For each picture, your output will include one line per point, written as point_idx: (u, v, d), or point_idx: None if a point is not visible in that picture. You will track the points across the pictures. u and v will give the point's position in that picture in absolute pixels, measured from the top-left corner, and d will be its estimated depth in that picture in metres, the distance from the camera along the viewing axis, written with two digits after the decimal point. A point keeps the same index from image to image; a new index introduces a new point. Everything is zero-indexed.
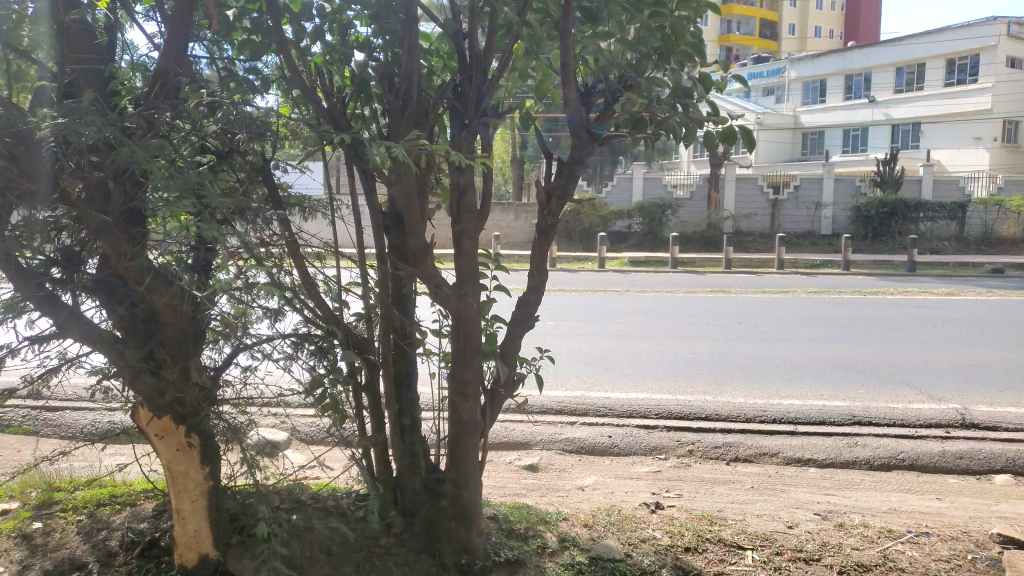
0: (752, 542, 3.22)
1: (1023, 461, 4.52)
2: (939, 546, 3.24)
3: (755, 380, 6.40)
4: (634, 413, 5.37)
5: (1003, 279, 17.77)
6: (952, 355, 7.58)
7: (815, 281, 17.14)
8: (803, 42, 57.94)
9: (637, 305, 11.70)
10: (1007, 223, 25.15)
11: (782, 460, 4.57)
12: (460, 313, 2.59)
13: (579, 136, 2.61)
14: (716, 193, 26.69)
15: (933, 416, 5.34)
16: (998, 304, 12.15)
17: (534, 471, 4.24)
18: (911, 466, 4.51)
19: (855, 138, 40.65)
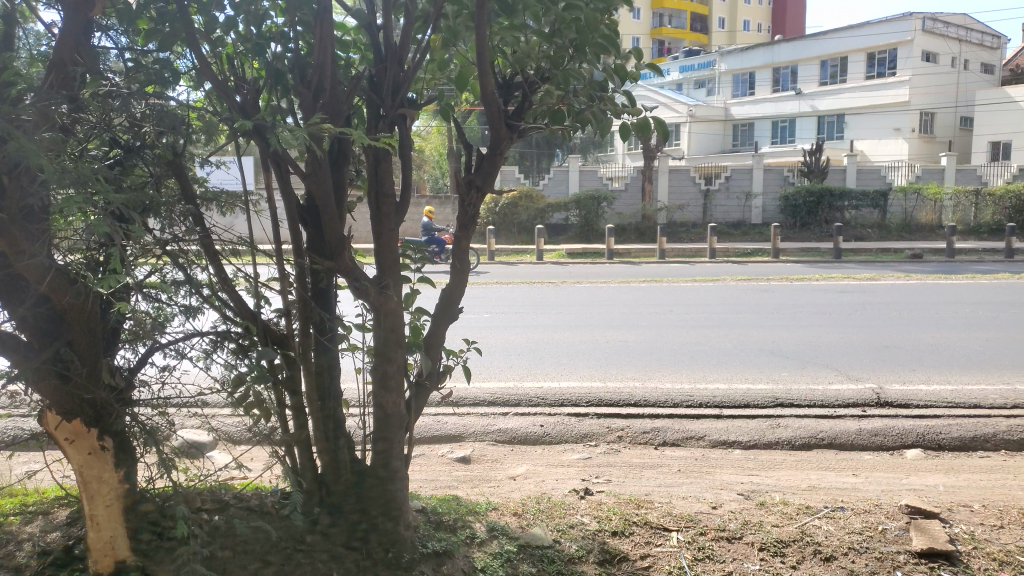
0: (678, 523, 3.31)
1: (932, 435, 4.76)
2: (852, 520, 3.38)
3: (684, 367, 6.55)
4: (565, 401, 5.44)
5: (921, 264, 18.58)
6: (870, 337, 7.92)
7: (747, 270, 17.61)
8: (732, 36, 59.28)
9: (573, 296, 11.83)
10: (925, 210, 26.34)
11: (708, 443, 4.69)
12: (380, 306, 2.56)
13: (497, 128, 2.63)
14: (650, 185, 27.12)
15: (850, 396, 5.56)
16: (919, 288, 12.68)
17: (466, 463, 4.26)
18: (830, 444, 4.69)
19: (783, 129, 41.84)
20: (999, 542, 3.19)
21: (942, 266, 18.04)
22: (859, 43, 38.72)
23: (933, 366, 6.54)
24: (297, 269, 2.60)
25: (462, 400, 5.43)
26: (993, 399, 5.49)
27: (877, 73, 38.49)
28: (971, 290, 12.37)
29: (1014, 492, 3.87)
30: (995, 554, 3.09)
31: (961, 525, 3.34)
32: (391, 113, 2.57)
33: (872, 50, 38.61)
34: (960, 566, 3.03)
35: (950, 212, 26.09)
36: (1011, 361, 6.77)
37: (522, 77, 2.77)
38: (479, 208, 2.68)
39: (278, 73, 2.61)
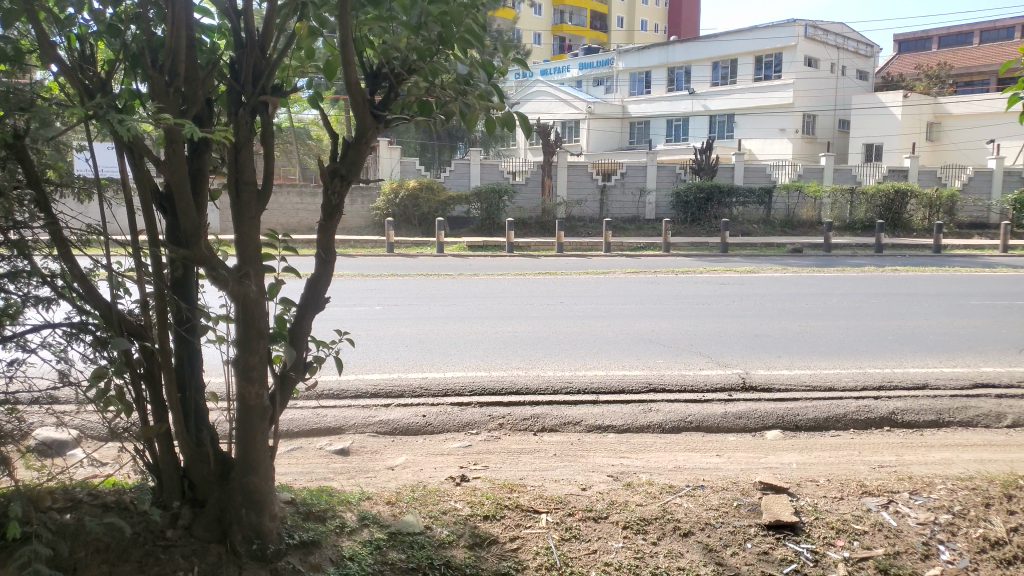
0: (548, 506, 3.42)
1: (790, 416, 5.11)
2: (710, 497, 3.58)
3: (566, 356, 6.73)
4: (449, 391, 5.49)
5: (799, 258, 19.73)
6: (742, 326, 8.38)
7: (641, 262, 18.18)
8: (630, 35, 60.75)
9: (469, 288, 11.87)
10: (805, 207, 28.02)
11: (584, 428, 4.87)
12: (241, 297, 2.53)
13: (363, 119, 2.64)
14: (550, 179, 27.45)
15: (718, 380, 5.89)
16: (795, 280, 13.45)
17: (345, 455, 4.24)
18: (698, 427, 4.96)
19: (677, 128, 43.28)
20: (838, 511, 3.46)
21: (820, 260, 19.16)
22: (748, 46, 40.58)
23: (797, 353, 7.00)
24: (154, 259, 2.51)
25: (343, 392, 5.40)
26: (847, 382, 5.93)
27: (764, 75, 40.48)
28: (842, 282, 13.21)
29: (856, 467, 4.21)
30: (833, 523, 3.35)
31: (806, 497, 3.61)
32: (252, 101, 2.53)
33: (759, 54, 40.58)
34: (802, 535, 3.28)
35: (828, 209, 27.80)
36: (866, 348, 7.32)
37: (388, 69, 2.79)
38: (343, 198, 2.71)
39: (133, 55, 2.51)
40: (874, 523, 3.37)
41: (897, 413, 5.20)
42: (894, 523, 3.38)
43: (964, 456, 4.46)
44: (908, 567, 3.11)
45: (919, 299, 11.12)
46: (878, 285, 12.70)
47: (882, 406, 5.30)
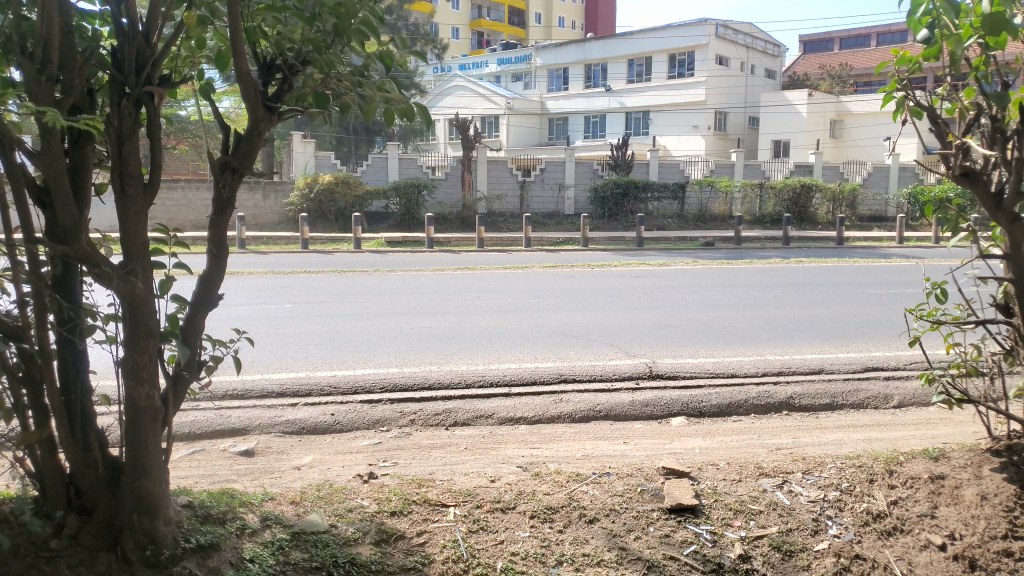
0: (456, 499, 3.43)
1: (694, 403, 5.29)
2: (616, 484, 3.67)
3: (480, 350, 6.76)
4: (359, 389, 5.44)
5: (711, 251, 20.36)
6: (653, 317, 8.61)
7: (558, 257, 18.41)
8: (548, 32, 61.27)
9: (385, 284, 11.75)
10: (717, 202, 28.91)
11: (495, 421, 4.91)
12: (128, 294, 2.44)
13: (255, 109, 2.58)
14: (470, 175, 27.45)
15: (627, 370, 6.04)
16: (705, 273, 13.89)
17: (249, 455, 4.15)
18: (606, 416, 5.08)
19: (595, 124, 43.88)
20: (736, 493, 3.60)
21: (730, 252, 19.83)
22: (662, 44, 41.56)
23: (703, 342, 7.24)
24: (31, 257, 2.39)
25: (249, 393, 5.27)
26: (748, 369, 6.18)
27: (677, 73, 41.55)
28: (750, 274, 13.72)
29: (755, 450, 4.39)
30: (732, 504, 3.48)
31: (706, 481, 3.74)
32: (136, 91, 2.41)
33: (672, 52, 41.58)
34: (702, 517, 3.39)
35: (739, 204, 28.76)
36: (769, 336, 7.64)
37: (281, 60, 2.73)
38: (235, 191, 2.65)
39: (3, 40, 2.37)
40: (769, 503, 3.52)
41: (794, 397, 5.44)
42: (787, 502, 3.54)
43: (854, 437, 4.72)
44: (799, 543, 3.26)
45: (820, 289, 11.67)
46: (783, 277, 13.23)
47: (780, 391, 5.53)
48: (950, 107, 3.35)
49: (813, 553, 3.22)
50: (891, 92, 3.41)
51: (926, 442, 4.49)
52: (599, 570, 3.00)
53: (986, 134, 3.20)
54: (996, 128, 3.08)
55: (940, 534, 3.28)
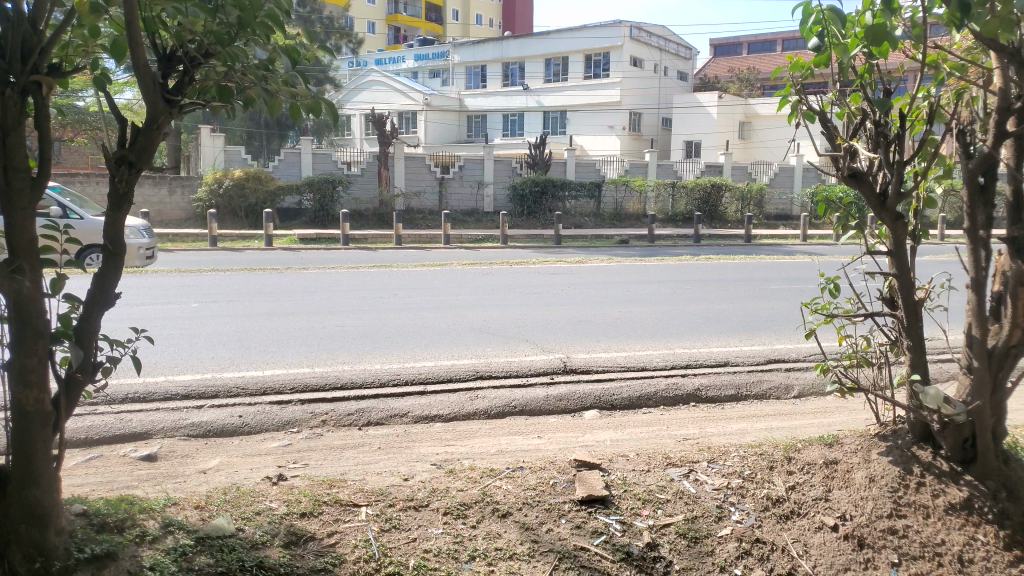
0: (368, 498, 3.40)
1: (607, 397, 5.41)
2: (529, 477, 3.72)
3: (395, 348, 6.72)
4: (268, 390, 5.31)
5: (626, 249, 20.80)
6: (569, 313, 8.74)
7: (477, 254, 18.41)
8: (465, 29, 61.12)
9: (297, 283, 11.48)
10: (632, 201, 29.48)
11: (410, 419, 4.89)
12: (15, 294, 2.32)
13: (153, 102, 2.50)
14: (387, 171, 27.14)
15: (541, 366, 6.12)
16: (621, 269, 14.17)
17: (151, 461, 4.00)
18: (521, 411, 5.13)
19: (513, 122, 44.09)
20: (645, 483, 3.70)
21: (645, 250, 20.31)
22: (578, 45, 42.14)
23: (616, 337, 7.41)
24: None
25: (151, 396, 5.07)
26: (658, 362, 6.36)
27: (593, 74, 42.23)
28: (663, 270, 14.11)
29: (663, 441, 4.53)
30: (640, 494, 3.58)
31: (617, 472, 3.84)
32: (22, 80, 2.28)
33: (588, 52, 42.22)
34: (612, 507, 3.47)
35: (652, 203, 29.46)
36: (678, 330, 7.88)
37: (182, 52, 2.63)
38: (132, 185, 2.54)
39: None
40: (676, 492, 3.63)
41: (702, 389, 5.64)
42: (693, 491, 3.66)
43: (756, 426, 4.93)
44: (704, 529, 3.39)
45: (729, 285, 12.10)
46: (694, 273, 13.66)
47: (688, 383, 5.72)
48: (839, 111, 3.56)
49: (717, 539, 3.35)
50: (786, 96, 3.58)
51: (822, 429, 4.73)
52: (511, 563, 3.04)
53: (870, 137, 3.42)
54: (880, 131, 3.30)
55: (833, 516, 3.46)
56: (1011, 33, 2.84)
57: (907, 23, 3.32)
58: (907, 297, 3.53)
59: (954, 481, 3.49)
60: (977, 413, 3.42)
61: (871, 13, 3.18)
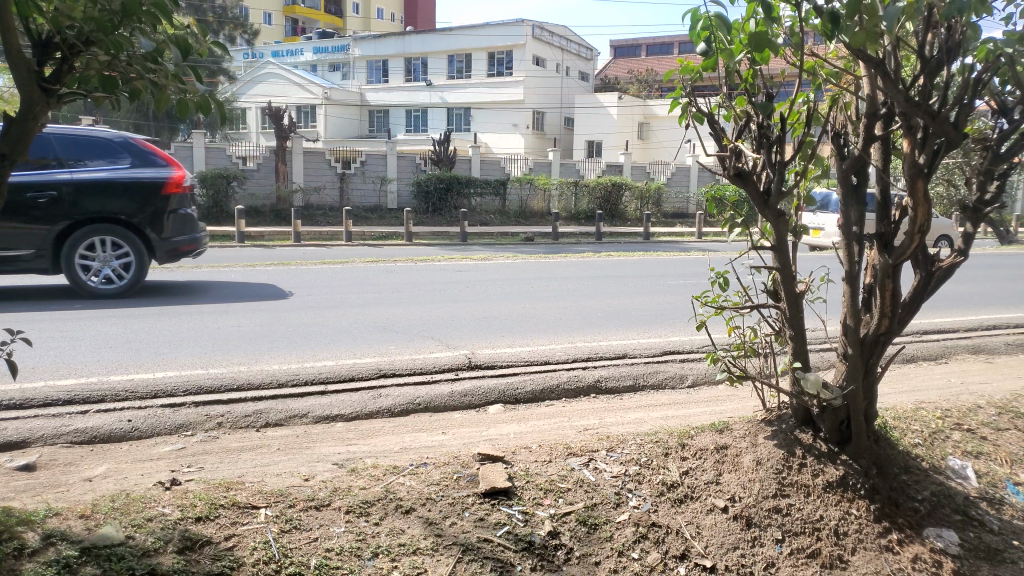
0: (267, 500, 3.32)
1: (511, 391, 5.47)
2: (432, 473, 3.73)
3: (294, 348, 6.57)
4: (159, 392, 5.10)
5: (531, 246, 21.04)
6: (474, 310, 8.78)
7: (380, 252, 18.18)
8: (366, 22, 59.97)
9: (190, 282, 11.01)
10: (536, 199, 29.86)
11: (310, 420, 4.80)
12: None
13: (27, 91, 2.38)
14: (285, 166, 26.41)
15: (446, 362, 6.14)
16: (524, 266, 14.31)
17: (30, 470, 3.77)
18: (425, 408, 5.13)
19: (416, 118, 43.73)
20: (546, 473, 3.79)
21: (549, 248, 20.55)
22: (481, 42, 42.21)
23: (519, 332, 7.51)
24: None
25: (29, 402, 4.78)
26: (560, 356, 6.50)
27: (497, 71, 42.47)
28: (565, 267, 14.33)
29: (565, 431, 4.64)
30: (542, 484, 3.66)
31: (519, 463, 3.91)
32: None
33: (491, 50, 42.40)
34: (515, 499, 3.53)
35: (556, 201, 29.88)
36: (580, 325, 8.06)
37: (59, 38, 2.51)
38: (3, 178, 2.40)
39: None
40: (576, 480, 3.73)
41: (602, 381, 5.80)
42: (592, 479, 3.77)
43: (653, 414, 5.11)
44: (603, 516, 3.49)
45: (628, 280, 12.46)
46: (595, 269, 13.97)
47: (588, 375, 5.87)
48: (726, 113, 3.75)
49: (615, 525, 3.46)
50: (676, 98, 3.74)
51: (713, 416, 4.95)
52: (415, 559, 3.05)
53: (754, 138, 3.61)
54: (763, 134, 3.48)
55: (722, 499, 3.64)
56: (878, 45, 3.09)
57: (787, 32, 3.56)
58: (789, 291, 3.75)
59: (832, 460, 3.75)
60: (851, 397, 3.69)
61: (755, 22, 3.36)
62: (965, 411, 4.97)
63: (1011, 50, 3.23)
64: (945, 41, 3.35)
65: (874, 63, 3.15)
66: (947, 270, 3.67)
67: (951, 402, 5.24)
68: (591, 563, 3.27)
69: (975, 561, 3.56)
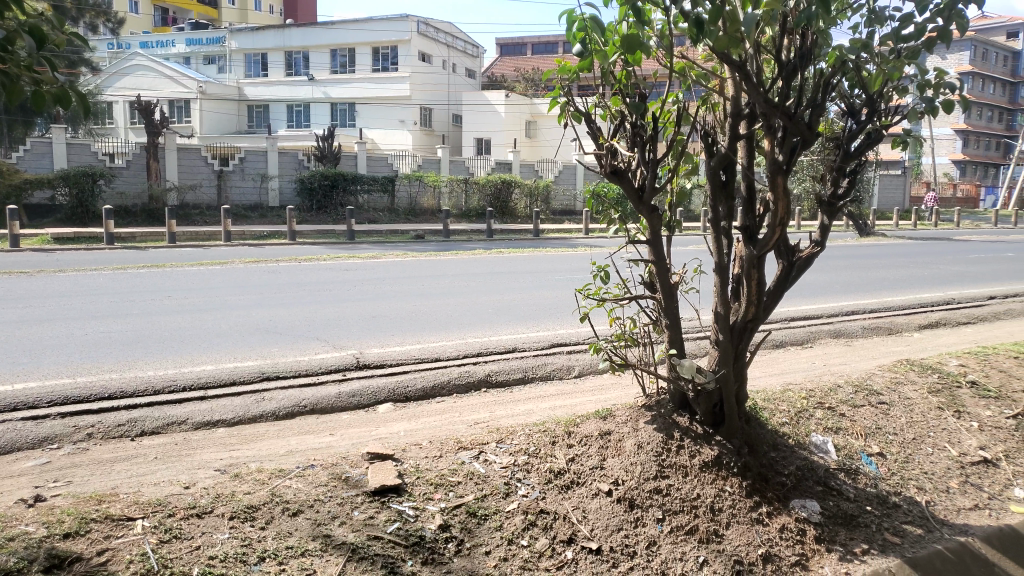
0: (143, 510, 3.17)
1: (401, 389, 5.46)
2: (320, 474, 3.68)
3: (172, 353, 6.29)
4: (20, 405, 4.77)
5: (420, 244, 20.97)
6: (362, 309, 8.67)
7: (262, 250, 17.60)
8: (244, 14, 57.59)
9: (52, 286, 10.31)
10: (425, 196, 29.67)
11: (190, 427, 4.62)
12: None
13: None
14: (157, 163, 25.07)
15: (333, 363, 6.05)
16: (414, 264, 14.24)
17: None
18: (312, 410, 5.04)
19: (298, 114, 42.54)
20: (436, 468, 3.82)
21: (439, 245, 20.50)
22: (364, 37, 41.52)
23: (408, 330, 7.48)
24: None
25: None
26: (450, 352, 6.53)
27: (382, 67, 41.89)
28: (454, 264, 14.37)
29: (455, 426, 4.68)
30: (432, 480, 3.69)
31: (410, 460, 3.92)
32: None
33: (376, 45, 41.78)
34: (405, 495, 3.55)
35: (446, 198, 29.85)
36: (470, 321, 8.12)
37: None
38: None
39: None
40: (466, 474, 3.79)
41: (492, 374, 5.88)
42: (482, 471, 3.83)
43: (542, 406, 5.23)
44: (493, 506, 3.56)
45: (517, 276, 12.62)
46: (484, 266, 14.07)
47: (478, 370, 5.93)
48: (603, 113, 3.89)
49: (505, 514, 3.53)
50: (554, 97, 3.83)
51: (598, 404, 5.13)
52: (303, 560, 3.00)
53: (628, 137, 3.76)
54: (636, 132, 3.64)
55: (607, 482, 3.79)
56: (738, 49, 3.28)
57: (659, 34, 3.71)
58: (665, 282, 3.93)
59: (708, 441, 3.98)
60: (723, 380, 3.92)
61: (627, 25, 3.51)
62: (827, 390, 5.35)
63: (854, 56, 3.54)
64: (799, 47, 3.60)
65: (737, 66, 3.37)
66: (807, 259, 3.95)
67: (814, 383, 5.65)
68: (482, 552, 3.32)
69: (833, 527, 3.87)
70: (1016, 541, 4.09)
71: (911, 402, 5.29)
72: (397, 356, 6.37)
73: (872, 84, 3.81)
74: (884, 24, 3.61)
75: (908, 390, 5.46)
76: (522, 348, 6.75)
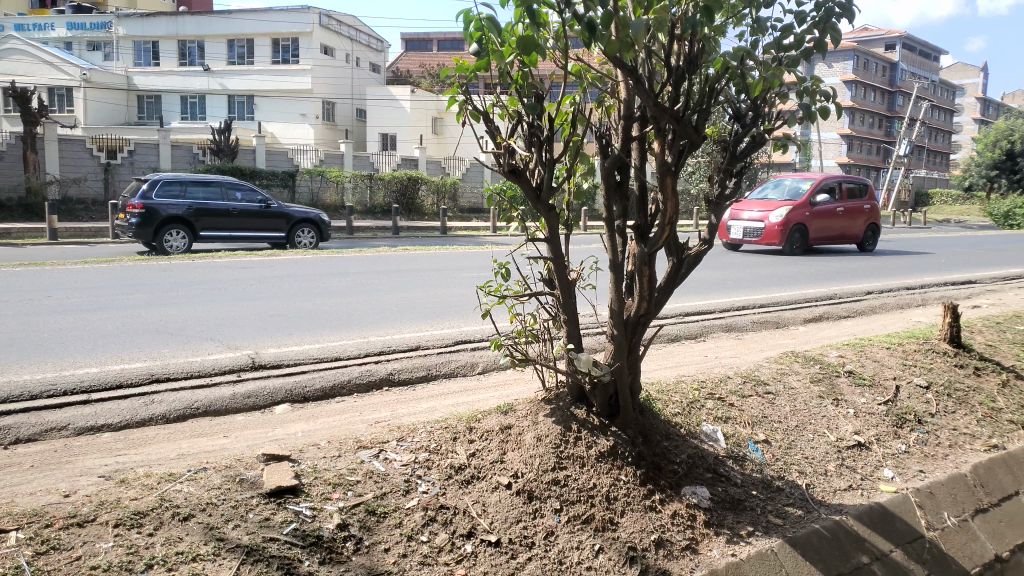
0: (18, 522, 3.00)
1: (300, 389, 5.36)
2: (212, 477, 3.58)
3: (51, 356, 5.94)
4: None
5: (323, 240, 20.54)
6: (260, 308, 8.43)
7: (153, 247, 16.77)
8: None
9: None
10: (328, 192, 29.01)
11: (71, 432, 4.39)
12: None
13: None
14: (35, 155, 23.52)
15: (227, 363, 5.87)
16: (316, 261, 13.95)
17: None
18: (206, 413, 4.88)
19: (193, 106, 40.82)
20: (335, 468, 3.78)
21: (343, 242, 20.17)
22: (263, 28, 40.24)
23: (309, 329, 7.34)
24: None
25: None
26: (351, 351, 6.46)
27: (282, 59, 40.67)
28: (357, 261, 14.16)
29: (355, 425, 4.64)
30: (330, 479, 3.65)
31: (308, 461, 3.86)
32: None
33: (276, 36, 40.57)
34: (302, 495, 3.50)
35: (350, 194, 29.31)
36: (372, 320, 8.04)
37: None
38: None
39: None
40: (366, 472, 3.77)
41: (393, 373, 5.84)
42: (382, 469, 3.82)
43: (443, 403, 5.25)
44: (392, 504, 3.56)
45: (423, 274, 12.56)
46: (388, 263, 13.95)
47: (380, 368, 5.89)
48: (500, 112, 3.94)
49: (404, 511, 3.54)
50: (454, 95, 3.86)
51: (500, 399, 5.19)
52: (195, 565, 2.92)
53: (525, 137, 3.82)
54: (533, 132, 3.71)
55: (507, 476, 3.87)
56: (629, 53, 3.40)
57: (555, 35, 3.79)
58: (562, 278, 4.03)
59: (603, 432, 4.11)
60: (617, 373, 4.05)
61: (523, 26, 3.57)
62: (718, 381, 5.61)
63: (737, 64, 3.73)
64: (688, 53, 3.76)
65: (629, 70, 3.49)
66: (695, 257, 4.13)
67: (706, 375, 5.91)
68: (381, 550, 3.31)
69: (721, 512, 4.07)
70: (885, 517, 4.42)
71: (794, 391, 5.61)
72: (297, 355, 6.24)
73: (755, 91, 4.01)
74: (766, 33, 3.81)
75: (791, 380, 5.80)
76: (425, 346, 6.73)
